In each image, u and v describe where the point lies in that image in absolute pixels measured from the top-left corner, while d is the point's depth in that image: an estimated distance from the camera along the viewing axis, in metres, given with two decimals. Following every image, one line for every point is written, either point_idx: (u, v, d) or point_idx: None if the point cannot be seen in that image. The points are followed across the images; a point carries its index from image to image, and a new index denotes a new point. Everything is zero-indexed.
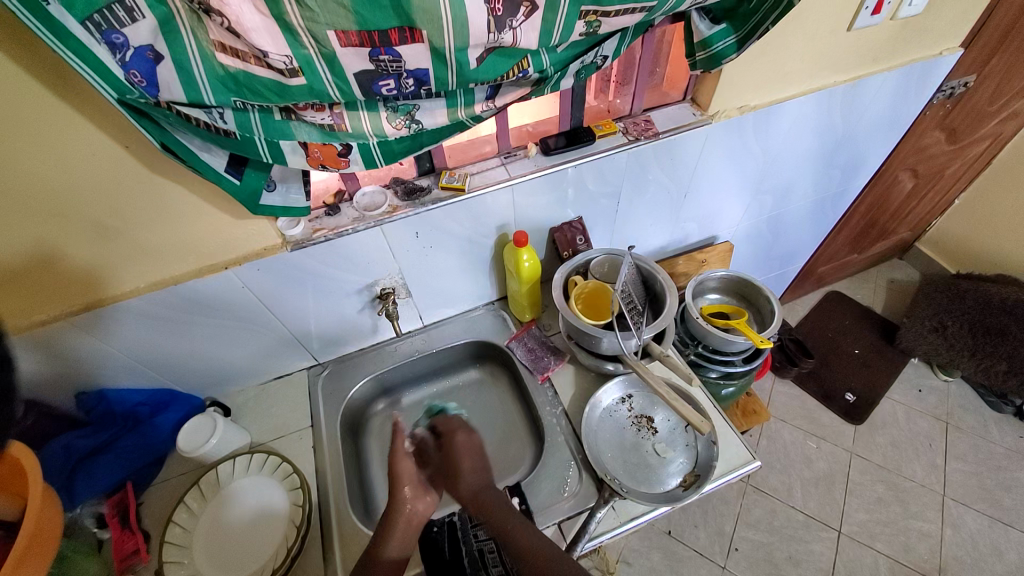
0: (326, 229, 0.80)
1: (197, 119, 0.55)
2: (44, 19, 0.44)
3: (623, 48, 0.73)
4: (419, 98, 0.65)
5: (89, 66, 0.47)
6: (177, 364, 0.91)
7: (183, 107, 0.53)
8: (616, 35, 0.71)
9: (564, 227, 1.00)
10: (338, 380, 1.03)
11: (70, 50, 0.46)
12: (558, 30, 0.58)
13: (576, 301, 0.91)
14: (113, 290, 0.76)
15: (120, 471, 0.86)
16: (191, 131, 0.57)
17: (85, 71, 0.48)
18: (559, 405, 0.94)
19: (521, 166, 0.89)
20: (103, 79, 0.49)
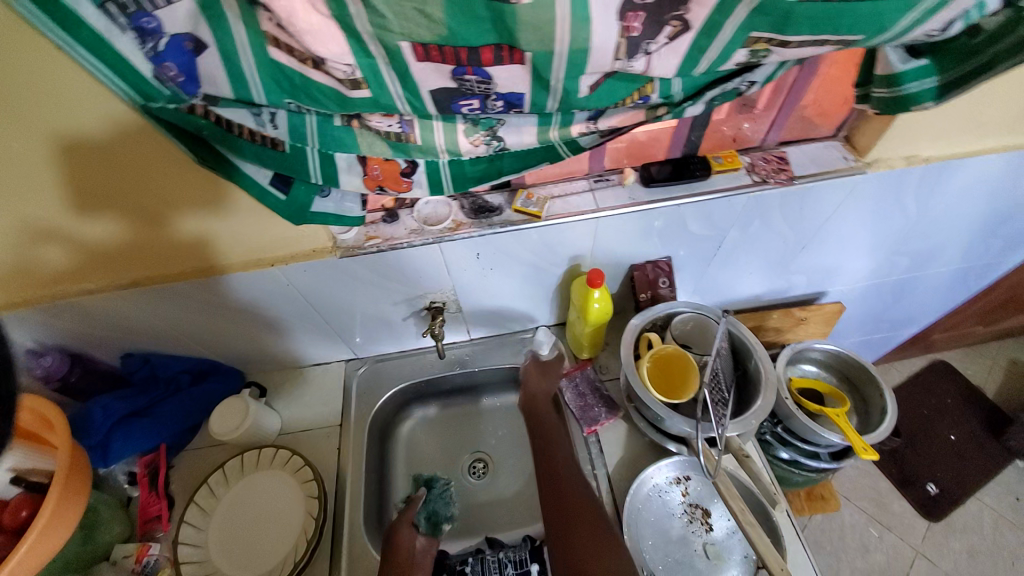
0: (381, 238, 0.71)
1: (240, 124, 0.47)
2: (56, 6, 0.37)
3: (780, 72, 0.55)
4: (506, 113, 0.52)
5: (100, 59, 0.40)
6: (217, 341, 0.89)
7: (221, 110, 0.46)
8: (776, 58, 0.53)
9: (647, 266, 0.85)
10: (373, 381, 0.98)
11: (80, 43, 0.39)
12: (707, 60, 0.42)
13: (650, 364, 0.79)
14: (209, 265, 0.73)
15: (152, 438, 0.85)
16: (232, 145, 0.49)
17: (107, 73, 0.41)
18: (602, 467, 0.84)
19: (612, 196, 0.74)
20: (123, 80, 0.42)
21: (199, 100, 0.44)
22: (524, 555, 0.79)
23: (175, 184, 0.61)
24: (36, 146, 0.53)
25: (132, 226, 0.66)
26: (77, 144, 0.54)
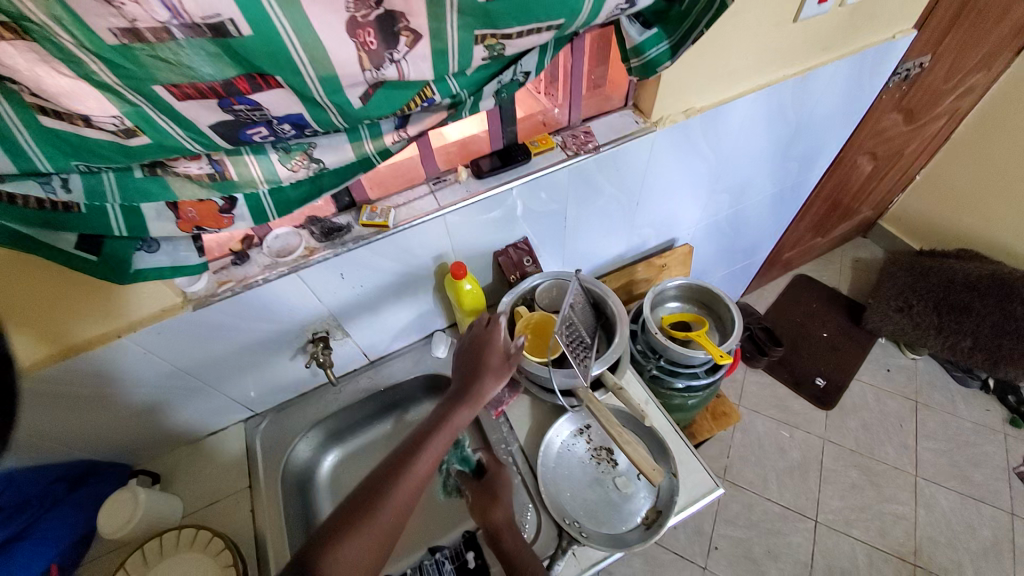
0: (234, 281, 0.72)
1: (27, 196, 0.47)
2: None
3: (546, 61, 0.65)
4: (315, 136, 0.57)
5: None
6: (89, 438, 0.83)
7: (8, 185, 0.46)
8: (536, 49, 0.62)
9: (509, 250, 0.94)
10: (278, 431, 0.96)
11: None
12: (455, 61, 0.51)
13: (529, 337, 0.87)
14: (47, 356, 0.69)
15: (42, 557, 0.76)
16: (25, 220, 0.48)
17: None
18: (515, 441, 0.89)
19: (452, 193, 0.81)
20: None
21: None
22: (460, 547, 0.82)
23: (14, 284, 0.59)
24: None
25: None
26: None
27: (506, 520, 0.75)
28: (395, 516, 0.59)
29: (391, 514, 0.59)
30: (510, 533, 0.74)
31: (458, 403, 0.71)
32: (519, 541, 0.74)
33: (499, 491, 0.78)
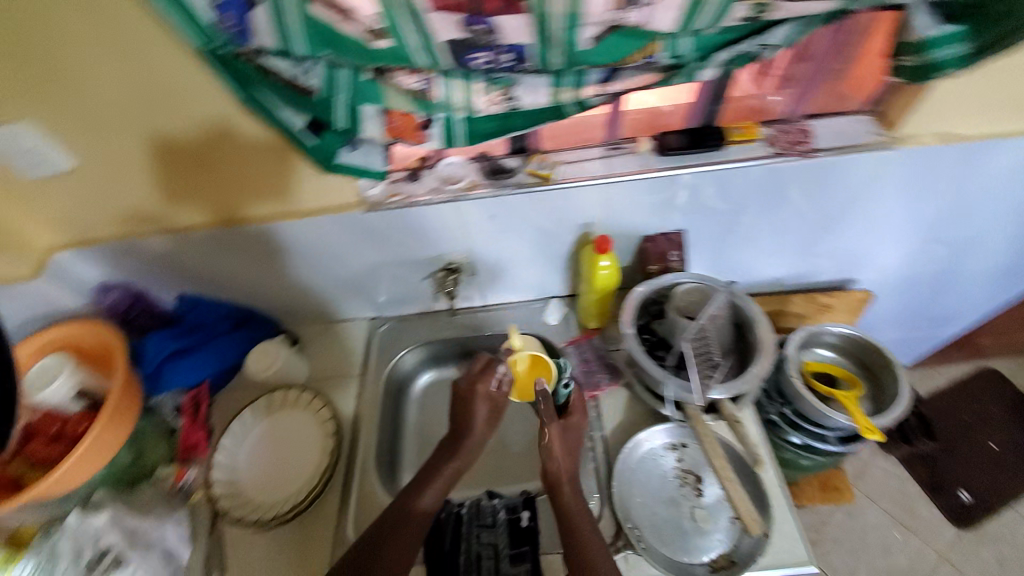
0: (402, 195, 0.77)
1: (281, 72, 0.53)
2: None
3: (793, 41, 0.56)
4: (523, 73, 0.56)
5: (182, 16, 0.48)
6: (257, 292, 0.98)
7: (270, 58, 0.52)
8: (789, 22, 0.54)
9: (659, 238, 0.85)
10: (393, 339, 1.04)
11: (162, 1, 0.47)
12: (711, 14, 0.49)
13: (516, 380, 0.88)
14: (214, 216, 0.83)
15: (195, 375, 0.94)
16: (277, 92, 0.55)
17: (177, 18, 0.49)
18: (601, 428, 0.84)
19: (625, 163, 0.76)
20: (196, 31, 0.49)
21: (253, 49, 0.51)
22: (516, 503, 0.81)
23: (242, 150, 0.73)
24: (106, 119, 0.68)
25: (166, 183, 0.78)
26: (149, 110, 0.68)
27: (567, 470, 0.75)
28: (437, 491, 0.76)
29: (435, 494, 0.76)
30: (570, 489, 0.73)
31: (448, 457, 0.80)
32: (575, 494, 0.74)
33: (573, 439, 0.79)
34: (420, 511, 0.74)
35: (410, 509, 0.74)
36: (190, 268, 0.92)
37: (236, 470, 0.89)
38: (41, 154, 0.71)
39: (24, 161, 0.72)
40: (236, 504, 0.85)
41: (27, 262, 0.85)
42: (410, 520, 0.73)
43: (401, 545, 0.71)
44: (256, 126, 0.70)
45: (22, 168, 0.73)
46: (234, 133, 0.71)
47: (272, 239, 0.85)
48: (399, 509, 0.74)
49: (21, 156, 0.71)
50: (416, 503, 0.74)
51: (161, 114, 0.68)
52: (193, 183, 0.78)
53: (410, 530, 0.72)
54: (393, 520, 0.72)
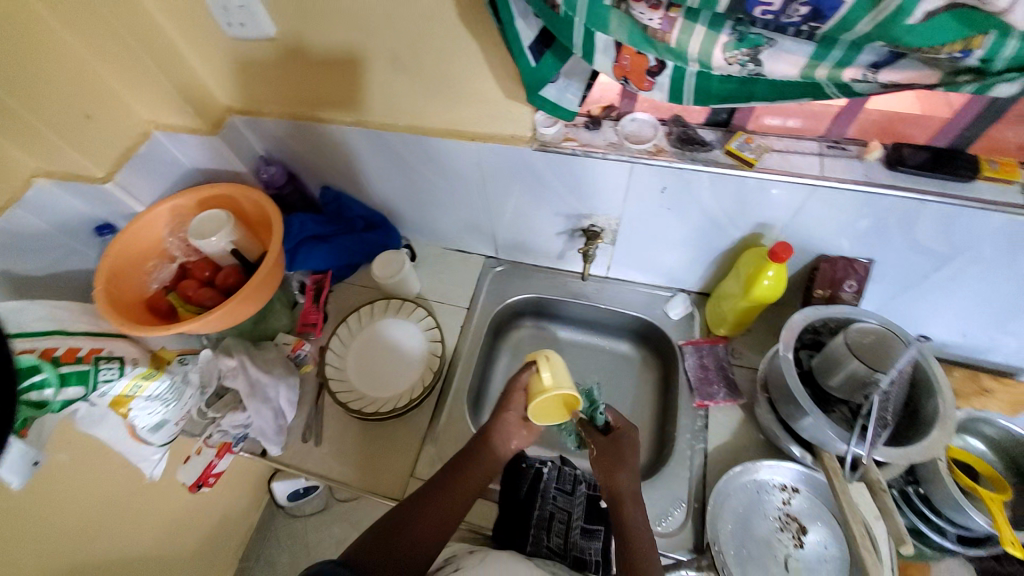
0: (577, 142, 0.72)
1: None
2: None
3: None
4: (786, 33, 0.46)
5: None
6: (393, 203, 1.00)
7: None
8: None
9: (839, 261, 0.77)
10: (504, 282, 1.04)
11: None
12: None
13: (536, 413, 0.70)
14: (378, 116, 0.80)
15: (324, 263, 1.00)
16: None
17: None
18: (702, 441, 0.82)
19: (842, 168, 0.66)
20: None
21: None
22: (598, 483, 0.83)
23: (429, 56, 0.67)
24: None
25: (344, 67, 0.73)
26: None
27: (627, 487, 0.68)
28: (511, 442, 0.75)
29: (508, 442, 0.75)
30: (630, 505, 0.67)
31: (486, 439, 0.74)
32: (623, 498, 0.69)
33: (626, 451, 0.71)
34: (491, 455, 0.73)
35: (485, 450, 0.73)
36: (341, 164, 0.93)
37: (345, 359, 0.95)
38: (243, 15, 0.69)
39: (227, 19, 0.70)
40: (341, 389, 0.92)
41: (205, 118, 0.86)
42: (480, 459, 0.72)
43: (464, 481, 0.70)
44: (456, 26, 0.61)
45: (223, 25, 0.72)
46: (428, 32, 0.63)
47: (428, 153, 0.82)
48: (475, 447, 0.73)
49: (226, 14, 0.69)
50: (490, 444, 0.74)
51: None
52: (369, 77, 0.73)
53: (478, 470, 0.72)
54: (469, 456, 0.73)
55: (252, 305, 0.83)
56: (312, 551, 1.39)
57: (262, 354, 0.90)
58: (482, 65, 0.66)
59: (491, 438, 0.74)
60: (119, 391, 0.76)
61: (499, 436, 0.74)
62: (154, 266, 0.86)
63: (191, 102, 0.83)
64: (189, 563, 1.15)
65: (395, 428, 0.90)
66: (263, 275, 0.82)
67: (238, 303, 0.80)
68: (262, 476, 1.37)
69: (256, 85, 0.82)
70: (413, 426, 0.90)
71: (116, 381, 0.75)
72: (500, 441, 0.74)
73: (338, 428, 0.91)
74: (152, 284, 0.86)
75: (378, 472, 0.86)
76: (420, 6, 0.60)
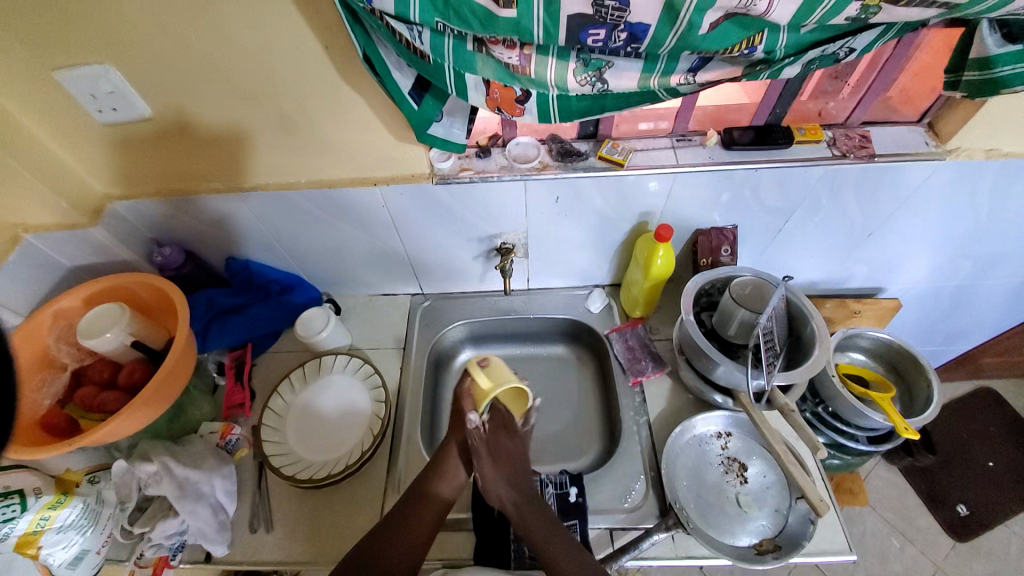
0: (473, 170, 0.78)
1: (401, 34, 0.54)
2: None
3: (876, 46, 0.59)
4: (617, 54, 0.57)
5: None
6: (308, 260, 0.99)
7: (390, 19, 0.52)
8: (877, 29, 0.57)
9: (712, 232, 0.90)
10: (435, 315, 1.06)
11: None
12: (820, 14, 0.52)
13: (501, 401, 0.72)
14: (279, 179, 0.81)
15: (244, 333, 0.97)
16: (393, 45, 0.57)
17: None
18: (644, 414, 0.89)
19: (694, 154, 0.80)
20: None
21: (377, 8, 0.51)
22: (564, 479, 0.82)
23: (320, 112, 0.70)
24: (174, 62, 0.63)
25: (232, 136, 0.74)
26: (233, 64, 0.63)
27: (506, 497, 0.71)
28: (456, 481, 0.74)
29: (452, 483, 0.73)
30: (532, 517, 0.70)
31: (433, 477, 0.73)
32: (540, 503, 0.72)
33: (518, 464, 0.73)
34: (437, 497, 0.72)
35: (436, 495, 0.71)
36: (246, 232, 0.91)
37: (285, 430, 0.91)
38: (113, 100, 0.67)
39: (95, 105, 0.68)
40: (286, 462, 0.87)
41: (83, 211, 0.80)
42: (425, 504, 0.71)
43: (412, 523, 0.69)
44: (341, 82, 0.66)
45: (91, 112, 0.70)
46: (313, 91, 0.67)
47: (334, 203, 0.83)
48: (424, 495, 0.71)
49: (94, 100, 0.67)
50: (432, 487, 0.72)
51: (240, 68, 0.64)
52: (261, 141, 0.74)
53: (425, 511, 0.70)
54: (417, 505, 0.71)
55: (156, 405, 0.76)
56: None
57: (188, 449, 0.83)
58: (371, 115, 0.70)
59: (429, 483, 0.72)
60: (22, 530, 0.67)
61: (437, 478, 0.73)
62: (45, 380, 0.77)
63: (63, 196, 0.77)
64: None
65: (354, 484, 0.87)
66: (164, 373, 0.75)
67: (138, 409, 0.72)
68: None
69: (137, 169, 0.79)
70: (372, 479, 0.87)
71: (17, 519, 0.67)
72: (439, 484, 0.72)
73: (292, 505, 0.85)
74: (44, 400, 0.77)
75: (343, 539, 0.82)
76: (299, 67, 0.63)
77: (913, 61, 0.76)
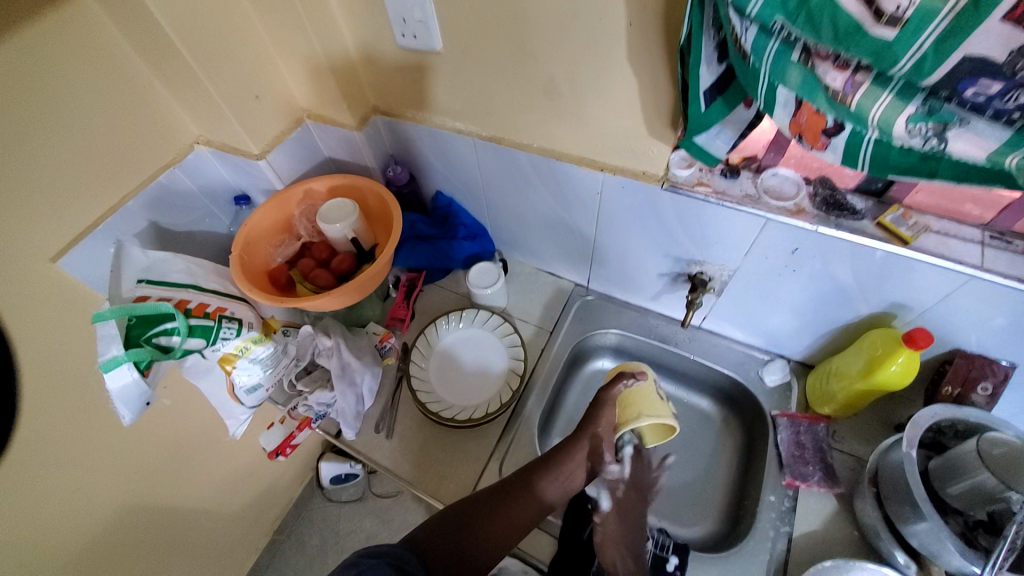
0: (711, 189, 0.71)
1: (733, 27, 0.49)
2: None
3: None
4: (985, 115, 0.43)
5: None
6: (500, 217, 1.02)
7: (732, 7, 0.47)
8: None
9: (978, 360, 0.70)
10: (591, 313, 1.03)
11: None
12: None
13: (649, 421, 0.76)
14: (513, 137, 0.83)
15: (426, 262, 1.06)
16: (717, 34, 0.52)
17: None
18: (789, 524, 0.76)
19: (1009, 261, 0.61)
20: None
21: None
22: (666, 542, 0.77)
23: (588, 88, 0.68)
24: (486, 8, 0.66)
25: (496, 86, 0.77)
26: (532, 19, 0.64)
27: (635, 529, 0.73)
28: (562, 485, 0.72)
29: (558, 484, 0.72)
30: None
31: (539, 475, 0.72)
32: None
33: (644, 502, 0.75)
34: (537, 497, 0.70)
35: (530, 488, 0.71)
36: (463, 176, 0.97)
37: (427, 360, 0.98)
38: (419, 29, 0.74)
39: (402, 30, 0.76)
40: (421, 387, 0.94)
41: None
42: (524, 499, 0.70)
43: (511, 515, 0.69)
44: (619, 59, 0.63)
45: (396, 36, 0.78)
46: (587, 65, 0.66)
47: (552, 175, 0.83)
48: (522, 483, 0.71)
49: (403, 26, 0.75)
50: (538, 484, 0.71)
51: (535, 27, 0.65)
52: (516, 98, 0.76)
53: (524, 505, 0.70)
54: (512, 491, 0.70)
55: (354, 297, 0.87)
56: (341, 541, 1.40)
57: (354, 339, 0.94)
58: (633, 98, 0.66)
59: (537, 478, 0.71)
60: (230, 349, 0.82)
61: (546, 477, 0.71)
62: (281, 241, 0.92)
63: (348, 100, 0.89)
64: (232, 518, 1.20)
65: (465, 437, 0.90)
66: (373, 272, 0.86)
67: (344, 292, 0.84)
68: (312, 453, 1.43)
69: (406, 94, 0.88)
70: (481, 440, 0.90)
71: (230, 340, 0.81)
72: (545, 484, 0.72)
73: (409, 427, 0.92)
74: (276, 257, 0.92)
75: (440, 478, 0.86)
76: (584, 33, 0.62)
77: None
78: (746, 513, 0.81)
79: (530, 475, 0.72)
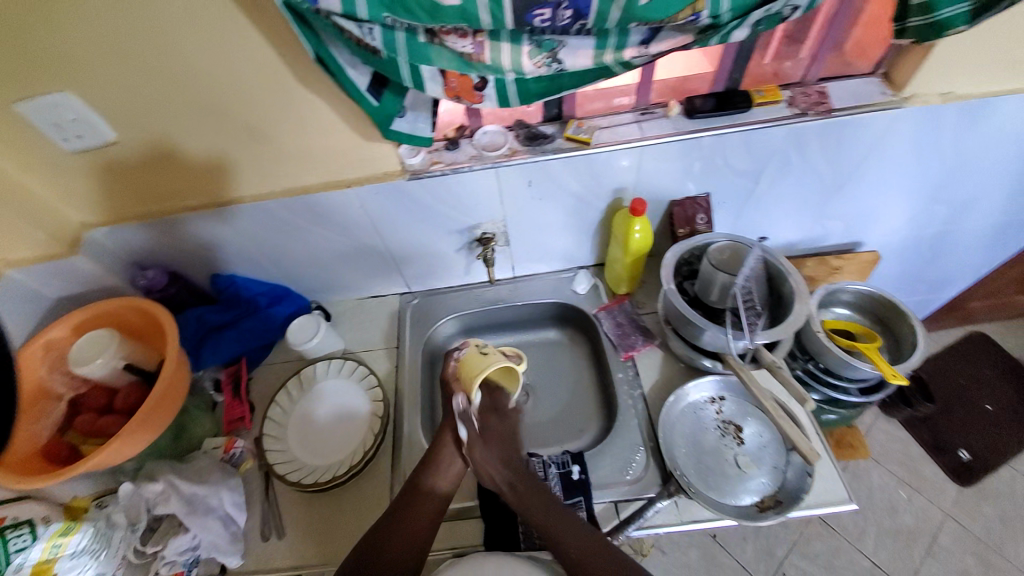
0: (444, 163, 0.80)
1: (350, 32, 0.55)
2: None
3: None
4: (568, 33, 0.57)
5: None
6: (292, 270, 0.99)
7: (338, 18, 0.53)
8: None
9: (686, 202, 0.92)
10: (424, 314, 1.07)
11: None
12: None
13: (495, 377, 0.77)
14: (256, 188, 0.82)
15: (238, 348, 0.98)
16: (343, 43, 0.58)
17: None
18: (639, 387, 0.91)
19: (658, 125, 0.81)
20: None
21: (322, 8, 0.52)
22: (565, 458, 0.84)
23: (288, 121, 0.73)
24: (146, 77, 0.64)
25: (203, 147, 0.75)
26: (188, 77, 0.65)
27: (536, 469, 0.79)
28: (449, 472, 0.75)
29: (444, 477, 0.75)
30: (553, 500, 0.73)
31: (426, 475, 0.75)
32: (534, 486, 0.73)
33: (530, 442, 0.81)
34: (430, 492, 0.73)
35: (420, 489, 0.73)
36: (229, 249, 0.92)
37: (286, 439, 0.92)
38: (79, 128, 0.68)
39: (61, 134, 0.69)
40: (290, 469, 0.88)
41: (61, 241, 0.81)
42: (420, 503, 0.73)
43: (413, 523, 0.71)
44: (296, 87, 0.68)
45: (59, 141, 0.70)
46: (270, 100, 0.69)
47: (311, 207, 0.84)
48: (412, 490, 0.74)
49: (61, 129, 0.68)
50: (427, 481, 0.74)
51: (204, 69, 0.65)
52: (229, 153, 0.76)
53: (424, 511, 0.72)
54: (406, 504, 0.72)
55: (162, 420, 0.78)
56: None
57: (192, 465, 0.83)
58: (334, 114, 0.72)
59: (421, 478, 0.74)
60: (37, 557, 0.70)
61: (430, 471, 0.74)
62: (44, 411, 0.78)
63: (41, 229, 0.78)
64: None
65: (359, 485, 0.88)
66: (168, 380, 0.77)
67: (146, 418, 0.75)
68: None
69: (117, 192, 0.80)
70: (377, 477, 0.88)
71: (30, 548, 0.69)
72: (438, 477, 0.74)
73: (301, 511, 0.86)
74: (44, 430, 0.77)
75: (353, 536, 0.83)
76: (252, 75, 0.66)
77: (860, 10, 0.77)
78: (612, 398, 0.94)
79: (414, 479, 0.74)
